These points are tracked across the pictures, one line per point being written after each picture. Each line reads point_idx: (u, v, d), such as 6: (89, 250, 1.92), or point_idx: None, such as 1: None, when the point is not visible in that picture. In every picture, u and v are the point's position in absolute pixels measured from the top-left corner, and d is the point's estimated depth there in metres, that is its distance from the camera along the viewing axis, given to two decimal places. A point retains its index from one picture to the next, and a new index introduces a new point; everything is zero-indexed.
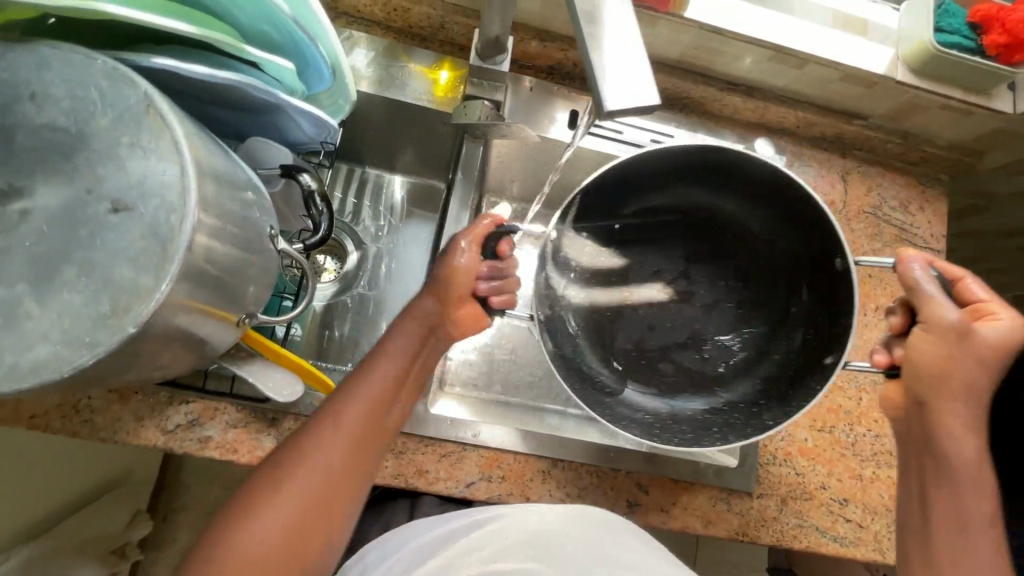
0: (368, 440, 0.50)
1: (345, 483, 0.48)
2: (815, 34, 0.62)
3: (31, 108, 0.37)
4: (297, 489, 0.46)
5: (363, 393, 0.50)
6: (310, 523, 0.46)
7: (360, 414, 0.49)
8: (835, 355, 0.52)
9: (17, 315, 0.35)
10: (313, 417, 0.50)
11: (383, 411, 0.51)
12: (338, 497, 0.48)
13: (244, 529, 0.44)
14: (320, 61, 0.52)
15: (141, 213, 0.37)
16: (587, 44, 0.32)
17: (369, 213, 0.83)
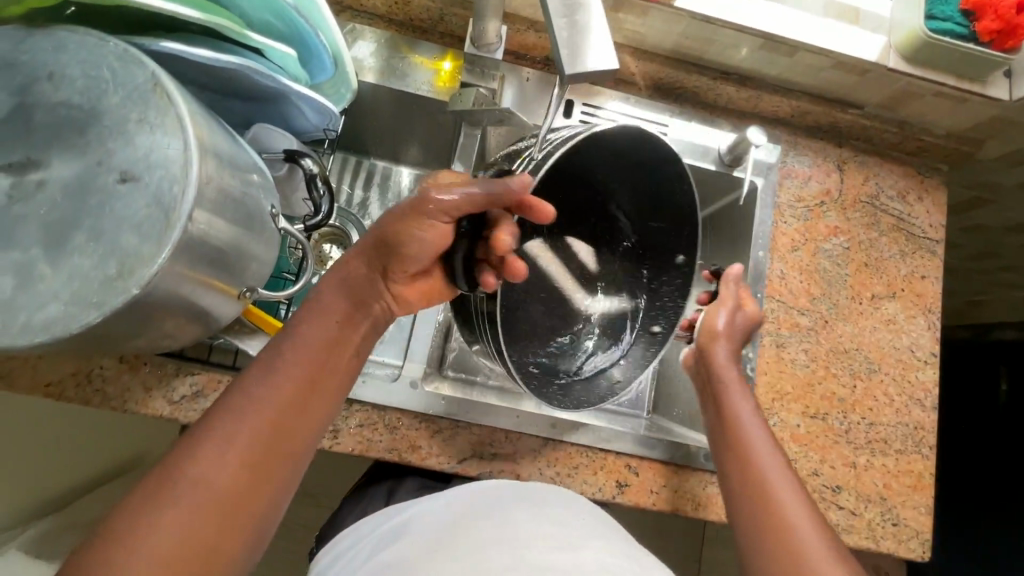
0: (290, 424, 0.46)
1: (263, 474, 0.45)
2: (806, 22, 0.63)
3: (49, 86, 0.40)
4: (208, 482, 0.42)
5: (291, 366, 0.47)
6: (229, 512, 0.42)
7: (283, 395, 0.46)
8: (661, 326, 0.62)
9: (31, 277, 0.38)
10: (231, 391, 0.46)
11: (311, 393, 0.48)
12: (255, 486, 0.44)
13: (145, 531, 0.39)
14: (322, 50, 0.55)
15: (146, 183, 0.39)
16: (553, 18, 0.39)
17: (377, 203, 0.85)
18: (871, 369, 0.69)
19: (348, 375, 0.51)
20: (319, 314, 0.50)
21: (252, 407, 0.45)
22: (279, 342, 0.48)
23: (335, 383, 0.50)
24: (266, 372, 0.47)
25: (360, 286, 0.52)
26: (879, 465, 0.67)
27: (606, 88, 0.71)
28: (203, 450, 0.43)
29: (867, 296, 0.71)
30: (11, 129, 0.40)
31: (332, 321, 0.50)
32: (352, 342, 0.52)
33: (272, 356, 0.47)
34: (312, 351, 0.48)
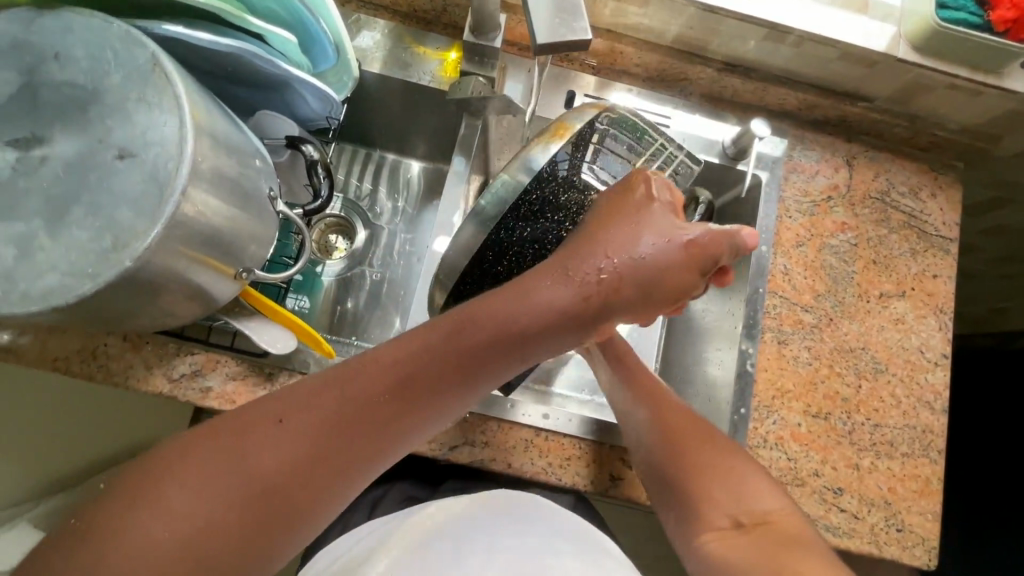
0: (353, 451, 0.42)
1: (303, 493, 0.41)
2: (810, 12, 0.63)
3: (55, 66, 0.42)
4: (245, 478, 0.39)
5: (396, 382, 0.43)
6: (259, 516, 0.39)
7: (359, 412, 0.42)
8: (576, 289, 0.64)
9: (31, 248, 0.40)
10: (337, 387, 0.42)
11: (388, 421, 0.43)
12: (296, 499, 0.40)
13: (171, 499, 0.37)
14: (324, 37, 0.56)
15: (143, 160, 0.41)
16: None
17: (385, 194, 0.86)
18: (878, 369, 0.67)
19: (443, 411, 0.46)
20: (439, 332, 0.45)
21: (325, 415, 0.41)
22: (385, 354, 0.44)
23: (426, 415, 0.45)
24: (352, 379, 0.43)
25: (514, 319, 0.46)
26: (884, 468, 0.64)
27: (611, 81, 0.71)
28: (258, 443, 0.40)
29: (875, 294, 0.69)
30: (16, 106, 0.41)
31: (445, 346, 0.45)
32: (466, 376, 0.45)
33: (372, 367, 0.43)
34: (408, 372, 0.44)
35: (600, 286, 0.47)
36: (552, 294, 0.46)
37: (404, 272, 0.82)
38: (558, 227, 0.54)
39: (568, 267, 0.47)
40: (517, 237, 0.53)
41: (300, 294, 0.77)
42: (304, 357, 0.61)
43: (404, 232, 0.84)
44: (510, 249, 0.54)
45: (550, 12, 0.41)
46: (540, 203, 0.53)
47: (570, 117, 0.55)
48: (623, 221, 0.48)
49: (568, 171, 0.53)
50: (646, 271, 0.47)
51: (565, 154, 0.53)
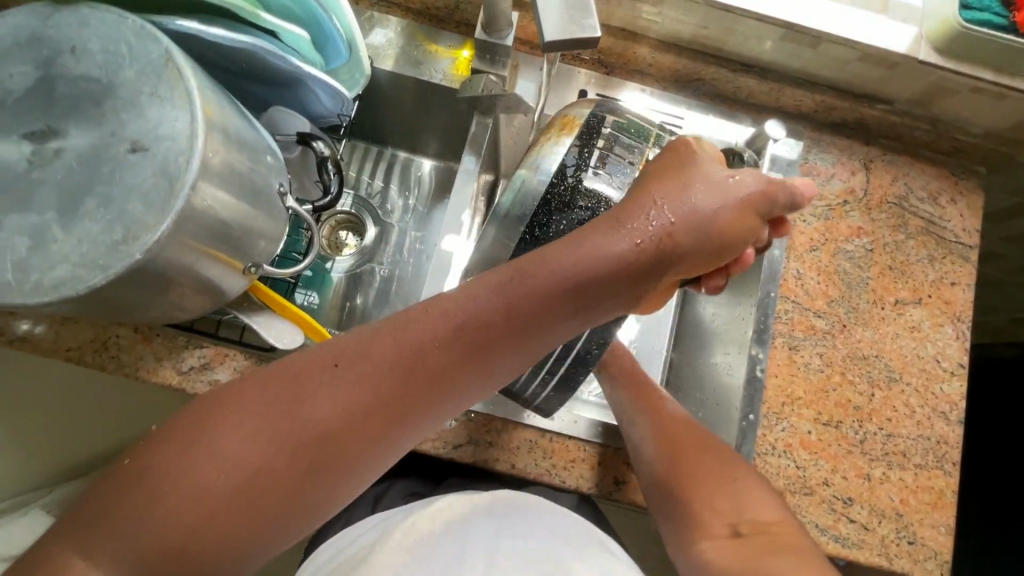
0: (402, 404, 0.41)
1: (353, 446, 0.40)
2: (829, 11, 0.62)
3: (71, 59, 0.42)
4: (292, 427, 0.39)
5: (445, 336, 0.42)
6: (305, 463, 0.39)
7: (408, 367, 0.41)
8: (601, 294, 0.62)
9: (45, 239, 0.40)
10: (385, 339, 0.42)
11: (438, 376, 0.42)
12: (342, 450, 0.40)
13: (218, 447, 0.37)
14: (337, 34, 0.56)
15: (155, 154, 0.41)
16: None
17: (397, 192, 0.86)
18: (891, 378, 0.66)
19: (493, 370, 0.44)
20: (492, 286, 0.43)
21: (375, 367, 0.41)
22: (435, 305, 0.43)
23: (477, 371, 0.43)
24: (402, 333, 0.42)
25: (572, 269, 0.43)
26: (896, 480, 0.63)
27: (624, 81, 0.71)
28: (308, 393, 0.40)
29: (890, 301, 0.68)
30: (33, 99, 0.42)
31: (498, 301, 0.43)
32: (519, 334, 0.43)
33: (422, 320, 0.42)
34: (460, 326, 0.42)
35: (657, 237, 0.45)
36: (608, 246, 0.44)
37: (414, 269, 0.82)
38: (591, 215, 0.52)
39: (620, 219, 0.45)
40: (553, 231, 0.53)
41: (309, 290, 0.78)
42: None
43: (414, 230, 0.84)
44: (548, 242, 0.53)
45: (561, 9, 0.40)
46: (570, 193, 0.53)
47: (573, 111, 0.56)
48: (672, 171, 0.47)
49: (581, 167, 0.53)
50: (705, 219, 0.46)
51: (576, 144, 0.54)
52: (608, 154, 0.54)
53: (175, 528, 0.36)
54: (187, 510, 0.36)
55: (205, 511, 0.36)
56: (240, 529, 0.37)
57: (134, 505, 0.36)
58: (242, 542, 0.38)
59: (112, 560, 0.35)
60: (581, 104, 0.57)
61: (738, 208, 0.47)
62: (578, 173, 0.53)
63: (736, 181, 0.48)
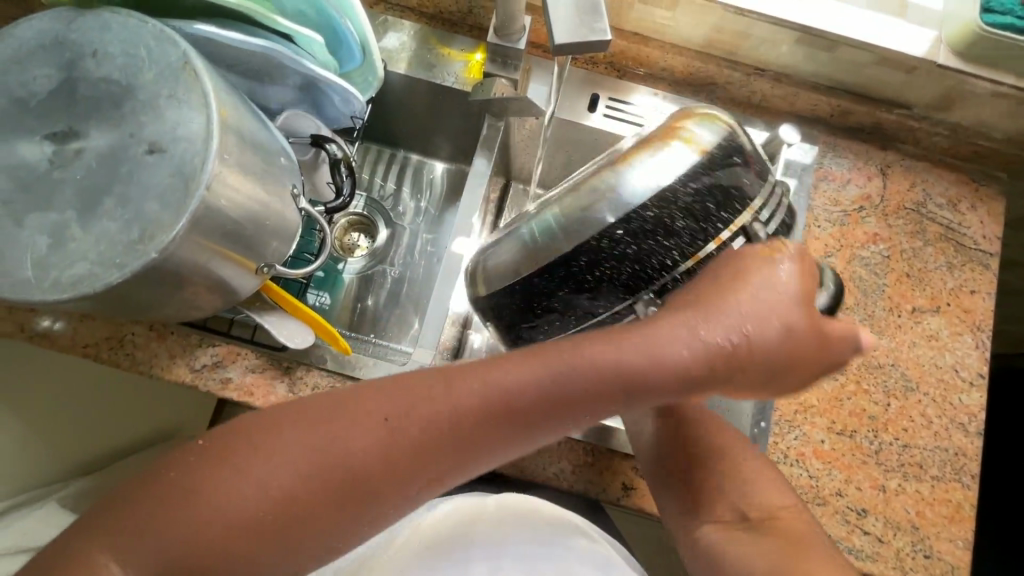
0: (431, 471, 0.40)
1: (375, 501, 0.40)
2: (844, 16, 0.62)
3: (92, 62, 0.43)
4: (322, 471, 0.39)
5: (488, 409, 0.40)
6: (328, 509, 0.39)
7: (447, 434, 0.40)
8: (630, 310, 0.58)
9: (64, 238, 0.41)
10: (432, 404, 0.40)
11: (472, 445, 0.40)
12: (364, 503, 0.40)
13: (253, 476, 0.39)
14: (350, 37, 0.56)
15: (171, 155, 0.42)
16: None
17: (408, 195, 0.86)
18: (908, 388, 0.65)
19: (526, 444, 0.42)
20: (546, 354, 0.41)
21: (418, 428, 0.40)
22: (489, 368, 0.41)
23: (511, 447, 0.41)
24: (449, 398, 0.40)
25: (632, 356, 0.41)
26: (912, 492, 0.62)
27: (635, 84, 0.71)
28: (345, 442, 0.40)
29: (907, 309, 0.66)
30: (55, 101, 0.43)
31: (546, 366, 0.41)
32: (562, 414, 0.41)
33: (474, 381, 0.41)
34: (506, 398, 0.40)
35: (725, 357, 0.42)
36: (674, 343, 0.41)
37: (425, 272, 0.82)
38: (667, 251, 0.47)
39: (695, 320, 0.42)
40: (618, 251, 0.47)
41: (321, 290, 0.79)
42: (321, 353, 0.62)
43: (425, 232, 0.85)
44: (612, 256, 0.47)
45: (573, 12, 0.40)
46: (655, 220, 0.46)
47: (699, 131, 0.49)
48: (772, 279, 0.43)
49: (681, 193, 0.46)
50: (781, 356, 0.42)
51: (693, 168, 0.47)
52: (720, 198, 0.47)
53: (203, 537, 0.38)
54: (215, 526, 0.38)
55: (229, 530, 0.38)
56: (256, 555, 0.39)
57: (172, 509, 0.38)
58: (255, 568, 0.39)
59: (145, 549, 0.38)
60: (705, 130, 0.50)
61: (817, 354, 0.43)
62: (673, 198, 0.46)
63: (824, 323, 0.44)
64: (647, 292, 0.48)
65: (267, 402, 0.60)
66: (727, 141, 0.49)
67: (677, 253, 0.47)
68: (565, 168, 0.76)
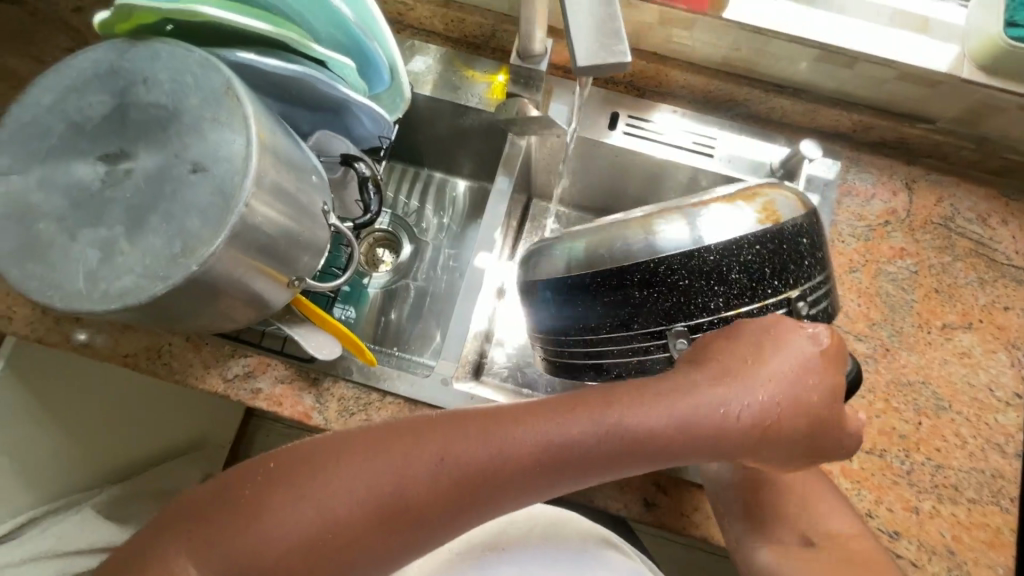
0: (461, 512, 0.41)
1: (408, 537, 0.40)
2: (865, 33, 0.62)
3: (142, 89, 0.46)
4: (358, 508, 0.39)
5: (518, 453, 0.40)
6: (362, 543, 0.40)
7: (478, 476, 0.40)
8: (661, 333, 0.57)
9: (113, 252, 0.44)
10: (466, 447, 0.40)
11: (511, 487, 0.41)
12: (397, 539, 0.40)
13: (292, 508, 0.39)
14: (379, 61, 0.59)
15: (213, 174, 0.44)
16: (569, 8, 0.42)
17: (431, 211, 0.89)
18: (940, 407, 0.63)
19: (553, 489, 0.42)
20: (592, 403, 0.42)
21: (469, 469, 0.40)
22: (539, 411, 0.42)
23: (539, 490, 0.41)
24: (481, 442, 0.41)
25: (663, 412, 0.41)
26: (948, 514, 0.59)
27: (656, 102, 0.72)
28: (381, 479, 0.40)
29: (937, 325, 0.65)
30: (109, 125, 0.46)
31: (591, 411, 0.41)
32: (591, 460, 0.41)
33: (523, 424, 0.41)
34: (536, 443, 0.41)
35: (768, 422, 0.41)
36: (717, 407, 0.41)
37: (447, 286, 0.84)
38: (714, 295, 0.44)
39: (732, 386, 0.42)
40: (668, 282, 0.44)
41: (347, 304, 0.80)
42: (348, 365, 0.63)
43: (448, 248, 0.87)
44: (664, 283, 0.44)
45: (593, 35, 0.41)
46: (715, 262, 0.44)
47: (781, 199, 0.46)
48: (807, 355, 0.42)
49: (747, 245, 0.43)
50: (808, 430, 0.42)
51: (767, 231, 0.44)
52: (783, 266, 0.44)
53: (255, 557, 0.39)
54: (256, 553, 0.39)
55: (269, 557, 0.39)
56: None
57: (215, 533, 0.39)
58: None
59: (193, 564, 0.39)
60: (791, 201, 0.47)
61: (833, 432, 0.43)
62: (738, 246, 0.43)
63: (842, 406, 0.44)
64: (681, 325, 0.45)
65: (295, 412, 0.62)
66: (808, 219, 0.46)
67: (723, 300, 0.44)
68: (586, 185, 0.77)
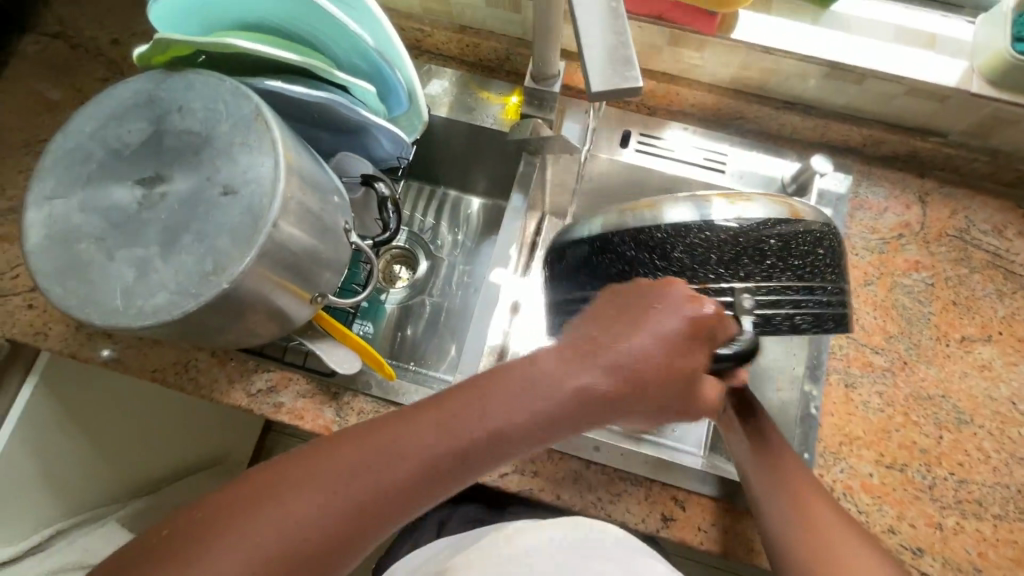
0: (421, 490, 0.41)
1: (374, 527, 0.40)
2: (872, 50, 0.64)
3: (177, 116, 0.49)
4: (318, 507, 0.39)
5: (463, 426, 0.41)
6: (328, 541, 0.39)
7: (433, 451, 0.41)
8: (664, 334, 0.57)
9: (148, 270, 0.46)
10: (413, 425, 0.42)
11: (465, 462, 0.41)
12: (362, 531, 0.40)
13: (251, 521, 0.38)
14: (399, 87, 0.62)
15: (243, 196, 0.47)
16: (582, 33, 0.43)
17: (446, 228, 0.90)
18: (961, 421, 0.62)
19: (503, 461, 0.42)
20: (505, 383, 0.42)
21: (400, 469, 0.41)
22: (452, 397, 0.43)
23: (489, 462, 0.42)
24: (428, 421, 0.42)
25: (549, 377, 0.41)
26: (973, 530, 0.58)
27: (666, 119, 0.73)
28: (340, 472, 0.40)
29: (956, 338, 0.65)
30: (146, 151, 0.49)
31: (479, 401, 0.42)
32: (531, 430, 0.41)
33: (446, 413, 0.42)
34: (478, 416, 0.41)
35: (640, 378, 0.41)
36: (582, 380, 0.41)
37: (462, 302, 0.85)
38: (656, 268, 0.48)
39: (608, 350, 0.42)
40: (618, 251, 0.49)
41: (365, 320, 0.82)
42: (367, 379, 0.64)
43: (463, 264, 0.88)
44: (615, 252, 0.50)
45: (605, 59, 0.43)
46: (662, 239, 0.48)
47: (769, 204, 0.48)
48: (662, 314, 0.42)
49: (699, 228, 0.47)
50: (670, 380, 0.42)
51: (730, 222, 0.47)
52: (735, 255, 0.47)
53: None
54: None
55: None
56: None
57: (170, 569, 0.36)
58: None
59: None
60: (779, 208, 0.49)
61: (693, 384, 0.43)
62: (689, 227, 0.47)
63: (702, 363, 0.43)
64: None
65: (315, 426, 0.63)
66: (790, 225, 0.47)
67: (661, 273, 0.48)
68: (599, 201, 0.79)
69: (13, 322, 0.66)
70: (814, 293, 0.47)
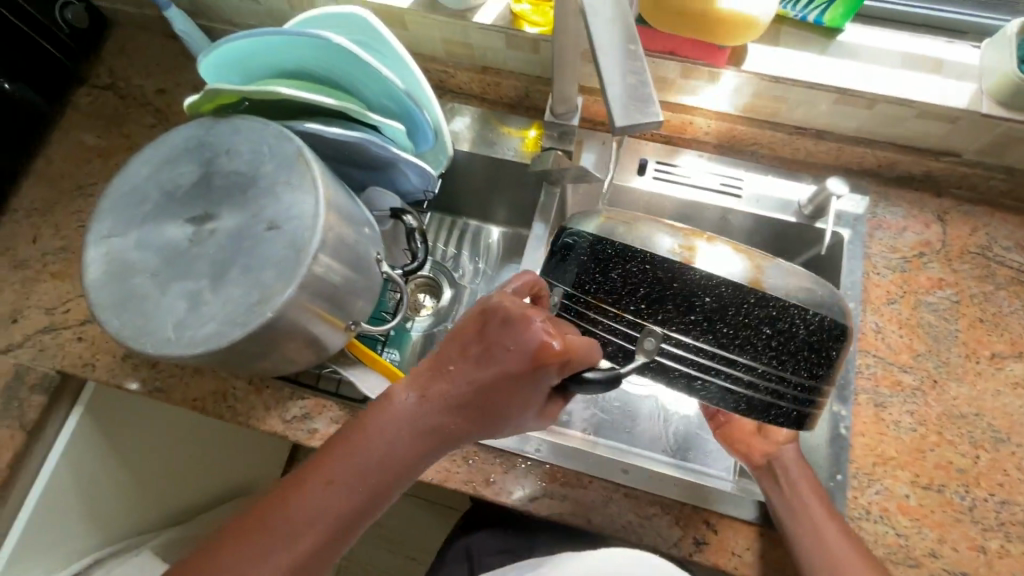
0: (344, 526, 0.45)
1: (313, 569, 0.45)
2: (880, 77, 0.66)
3: (225, 158, 0.53)
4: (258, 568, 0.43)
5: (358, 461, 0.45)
6: None
7: (341, 487, 0.45)
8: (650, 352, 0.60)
9: (198, 301, 0.49)
10: (319, 468, 0.45)
11: (372, 491, 0.45)
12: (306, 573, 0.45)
13: None
14: (426, 125, 0.65)
15: (286, 230, 0.50)
16: (604, 72, 0.46)
17: (469, 257, 0.93)
18: (998, 439, 0.61)
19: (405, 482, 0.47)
20: (383, 418, 0.45)
21: (306, 538, 0.44)
22: (346, 437, 0.46)
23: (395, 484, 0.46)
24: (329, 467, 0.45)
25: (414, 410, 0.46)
26: (1018, 554, 0.57)
27: (681, 147, 0.76)
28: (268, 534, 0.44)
29: (986, 355, 0.64)
30: (197, 191, 0.53)
31: (347, 463, 0.45)
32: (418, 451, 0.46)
33: (341, 452, 0.45)
34: (370, 450, 0.45)
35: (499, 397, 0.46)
36: (430, 407, 0.46)
37: None
38: (598, 282, 0.52)
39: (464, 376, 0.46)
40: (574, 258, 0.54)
41: (392, 347, 0.83)
42: None
43: (485, 291, 0.91)
44: (576, 257, 0.54)
45: (625, 96, 0.46)
46: (609, 257, 0.51)
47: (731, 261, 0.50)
48: (517, 346, 0.45)
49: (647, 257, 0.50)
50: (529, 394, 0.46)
51: (676, 263, 0.49)
52: (660, 298, 0.49)
53: None
54: None
55: None
56: None
57: None
58: None
59: None
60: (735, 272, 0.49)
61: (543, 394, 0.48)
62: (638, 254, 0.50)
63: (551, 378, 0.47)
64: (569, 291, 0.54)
65: None
66: (733, 290, 0.48)
67: (597, 288, 0.52)
68: None
69: (64, 354, 0.70)
70: (731, 365, 0.49)
